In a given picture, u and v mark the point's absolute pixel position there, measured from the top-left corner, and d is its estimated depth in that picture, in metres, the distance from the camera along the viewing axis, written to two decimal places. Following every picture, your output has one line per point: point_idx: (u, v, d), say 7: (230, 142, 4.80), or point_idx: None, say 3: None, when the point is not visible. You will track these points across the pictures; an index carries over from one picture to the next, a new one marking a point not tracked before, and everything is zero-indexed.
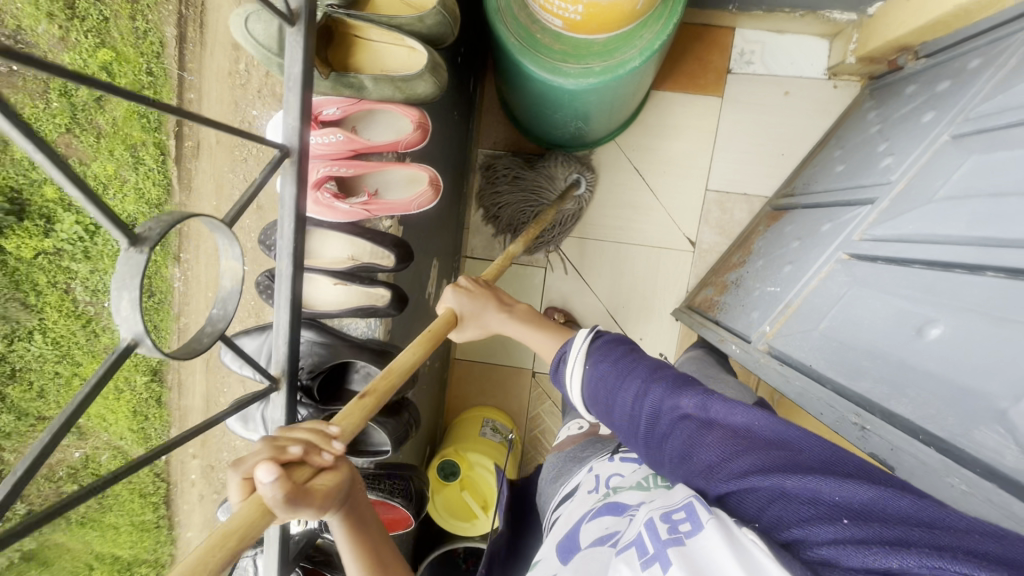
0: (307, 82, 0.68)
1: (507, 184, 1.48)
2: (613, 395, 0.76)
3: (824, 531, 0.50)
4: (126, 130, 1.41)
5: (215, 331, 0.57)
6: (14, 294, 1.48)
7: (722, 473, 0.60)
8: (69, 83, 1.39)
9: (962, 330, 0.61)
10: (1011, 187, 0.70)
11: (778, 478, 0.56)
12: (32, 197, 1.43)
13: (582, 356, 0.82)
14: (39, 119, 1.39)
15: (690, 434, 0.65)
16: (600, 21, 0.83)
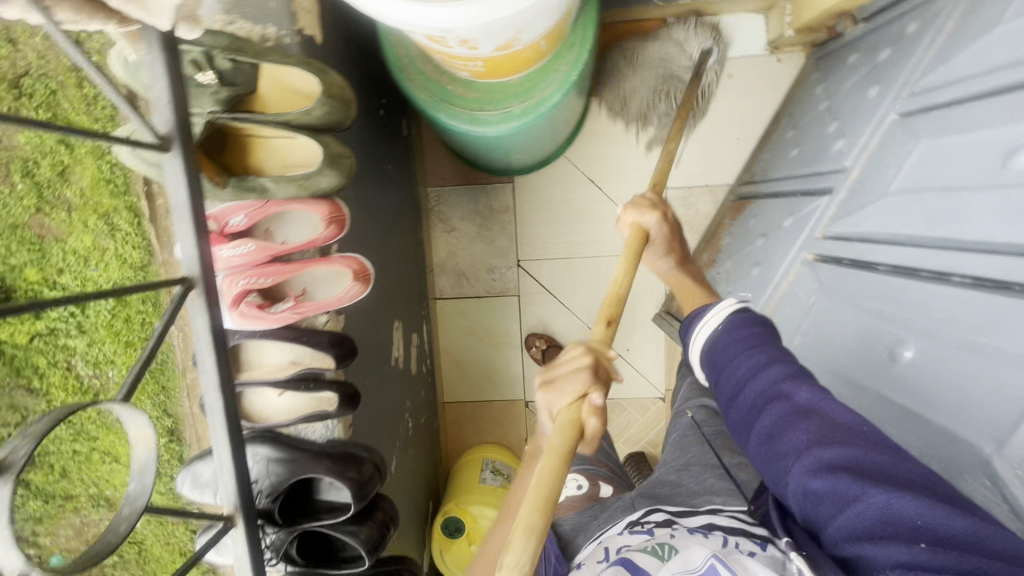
0: (198, 205, 0.63)
1: (630, 64, 1.38)
2: (725, 360, 0.61)
3: (894, 551, 0.40)
4: (96, 199, 1.17)
5: (132, 511, 0.53)
6: (18, 385, 1.21)
7: (804, 461, 0.48)
8: (29, 163, 1.16)
9: (934, 354, 0.57)
10: (962, 181, 0.65)
11: (863, 484, 0.43)
12: (13, 283, 1.18)
13: (717, 316, 0.67)
14: (7, 205, 1.17)
15: (783, 416, 0.51)
16: (506, 67, 0.75)
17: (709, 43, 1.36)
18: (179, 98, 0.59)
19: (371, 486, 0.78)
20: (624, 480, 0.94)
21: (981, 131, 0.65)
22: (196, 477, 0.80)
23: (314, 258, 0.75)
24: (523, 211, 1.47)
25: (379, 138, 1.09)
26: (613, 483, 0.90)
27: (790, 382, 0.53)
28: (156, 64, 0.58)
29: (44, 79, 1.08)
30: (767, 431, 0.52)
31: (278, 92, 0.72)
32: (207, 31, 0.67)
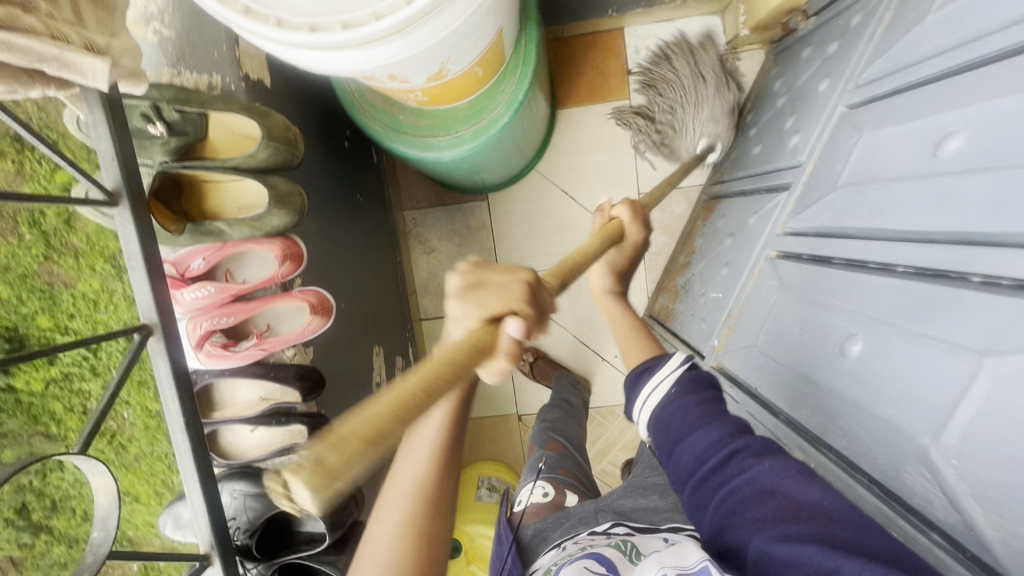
0: (152, 254, 0.65)
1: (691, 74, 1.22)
2: (682, 435, 0.66)
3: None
4: (102, 242, 1.24)
5: (96, 559, 0.54)
6: (36, 430, 1.30)
7: (769, 532, 0.50)
8: (35, 213, 1.22)
9: (877, 346, 0.57)
10: (901, 171, 0.65)
11: (833, 556, 0.45)
12: (30, 332, 1.26)
13: (672, 380, 0.74)
14: (16, 255, 1.23)
15: (746, 493, 0.55)
16: (448, 94, 0.76)
17: (704, 140, 1.23)
18: (124, 154, 0.61)
19: (346, 515, 0.78)
20: (590, 491, 0.93)
21: (916, 121, 0.65)
22: (177, 518, 0.81)
23: (274, 295, 0.77)
24: (500, 227, 1.49)
25: (347, 169, 1.12)
26: (579, 492, 0.89)
27: (750, 456, 0.58)
28: (100, 123, 0.60)
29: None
30: (730, 504, 0.55)
31: (226, 136, 0.75)
32: (153, 85, 0.69)
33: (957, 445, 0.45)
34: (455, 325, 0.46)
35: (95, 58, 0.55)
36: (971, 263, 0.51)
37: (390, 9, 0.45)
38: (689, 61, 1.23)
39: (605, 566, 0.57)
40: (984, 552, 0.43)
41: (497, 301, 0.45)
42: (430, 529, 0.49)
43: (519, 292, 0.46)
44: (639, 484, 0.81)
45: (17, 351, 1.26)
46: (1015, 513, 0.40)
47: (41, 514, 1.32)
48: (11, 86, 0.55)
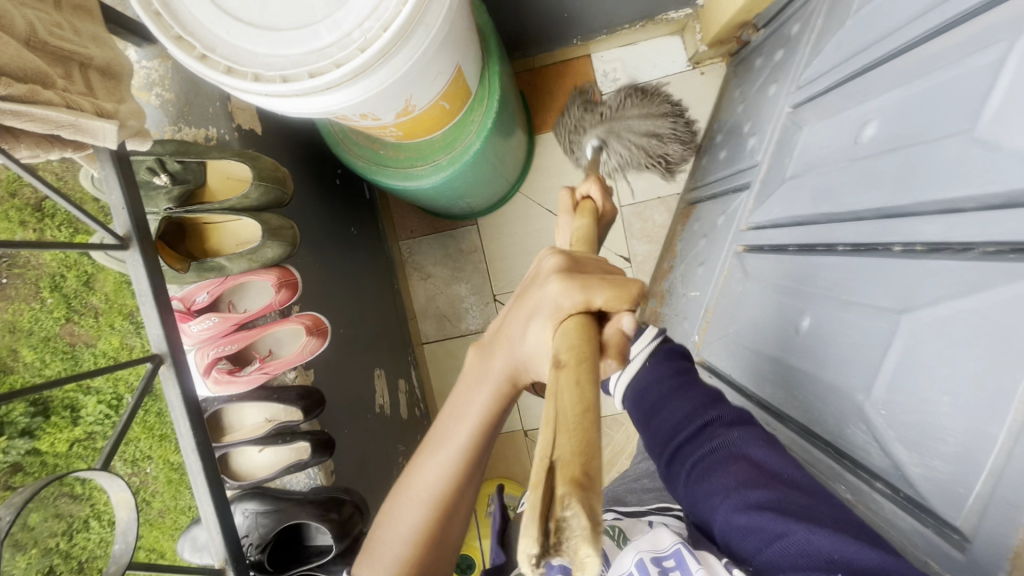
0: (160, 290, 0.71)
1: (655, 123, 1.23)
2: (658, 403, 0.61)
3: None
4: (120, 301, 1.43)
5: (118, 568, 0.59)
6: (62, 492, 1.45)
7: (733, 501, 0.49)
8: (56, 277, 1.41)
9: (823, 319, 0.62)
10: (834, 159, 0.71)
11: (786, 521, 0.44)
12: (54, 392, 1.44)
13: (647, 354, 0.67)
14: (40, 319, 1.41)
15: (713, 460, 0.52)
16: (421, 127, 0.84)
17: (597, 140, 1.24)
18: (133, 203, 0.69)
19: (352, 526, 0.82)
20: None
21: (842, 113, 0.71)
22: (195, 540, 0.86)
23: (274, 321, 0.83)
24: (491, 249, 1.55)
25: (339, 204, 1.19)
26: None
27: (720, 426, 0.55)
28: (112, 180, 0.68)
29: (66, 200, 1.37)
30: (698, 473, 0.53)
31: (222, 180, 0.84)
32: (157, 141, 0.77)
33: (885, 397, 0.49)
34: (541, 331, 0.50)
35: (105, 121, 0.63)
36: (891, 234, 0.55)
37: (349, 59, 0.52)
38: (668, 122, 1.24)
39: (595, 553, 0.58)
40: (913, 492, 0.47)
41: (601, 297, 0.49)
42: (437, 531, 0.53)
43: (633, 288, 0.49)
44: (631, 477, 0.84)
45: (43, 415, 1.44)
46: (931, 448, 0.44)
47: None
48: (34, 152, 0.63)
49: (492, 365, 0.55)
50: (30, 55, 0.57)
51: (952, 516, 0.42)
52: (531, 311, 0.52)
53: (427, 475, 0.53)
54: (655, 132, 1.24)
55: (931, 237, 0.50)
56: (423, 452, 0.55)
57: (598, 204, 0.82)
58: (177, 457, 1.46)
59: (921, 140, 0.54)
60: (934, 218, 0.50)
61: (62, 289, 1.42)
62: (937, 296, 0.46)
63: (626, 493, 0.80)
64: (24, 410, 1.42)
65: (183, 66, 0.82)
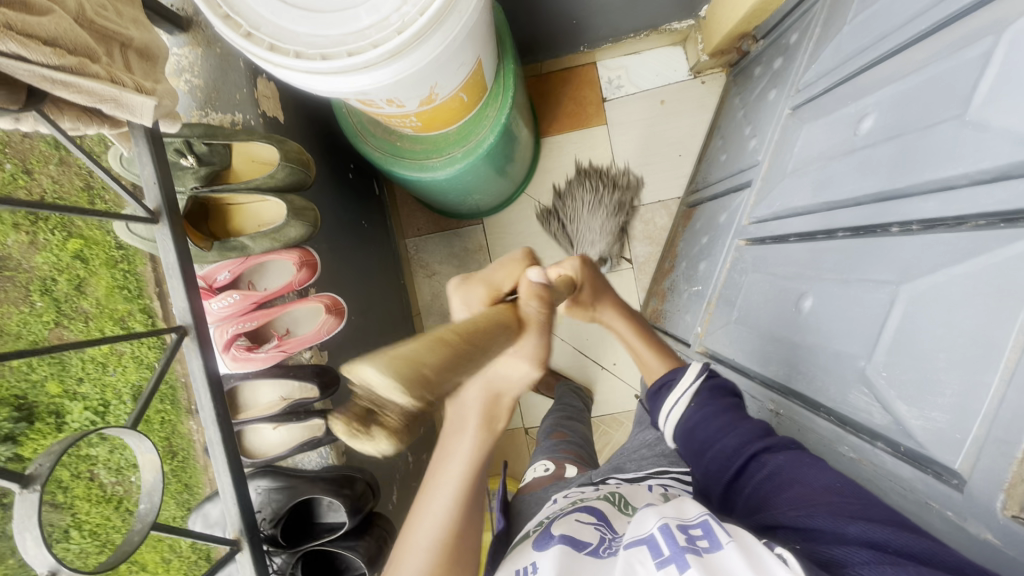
0: (187, 264, 0.74)
1: (616, 204, 1.53)
2: (710, 440, 0.66)
3: (863, 555, 0.44)
4: (111, 306, 1.43)
5: (143, 526, 0.60)
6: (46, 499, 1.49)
7: (790, 512, 0.52)
8: (47, 281, 1.43)
9: (825, 296, 0.66)
10: (833, 152, 0.75)
11: (840, 522, 0.48)
12: (39, 399, 1.45)
13: (690, 393, 0.74)
14: (29, 323, 1.43)
15: (768, 485, 0.57)
16: (440, 119, 0.88)
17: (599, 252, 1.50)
18: (164, 179, 0.71)
19: (365, 501, 0.84)
20: (592, 465, 0.98)
21: (841, 110, 0.76)
22: (207, 517, 0.87)
23: (293, 301, 0.86)
24: (497, 247, 1.58)
25: (351, 196, 1.22)
26: (579, 464, 0.93)
27: (770, 453, 0.59)
28: (145, 155, 0.70)
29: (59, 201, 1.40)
30: (760, 496, 0.57)
31: (247, 163, 0.87)
32: (186, 124, 0.81)
33: (886, 360, 0.53)
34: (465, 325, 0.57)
35: (144, 96, 0.66)
36: (890, 214, 0.59)
37: (386, 39, 0.56)
38: (619, 194, 1.53)
39: (598, 517, 0.60)
40: (912, 444, 0.50)
41: (506, 282, 0.62)
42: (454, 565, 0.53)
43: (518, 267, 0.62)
44: (633, 448, 0.87)
45: (27, 420, 1.44)
46: (930, 401, 0.47)
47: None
48: (76, 125, 0.66)
49: (466, 414, 0.52)
50: (80, 31, 0.60)
51: (950, 461, 0.45)
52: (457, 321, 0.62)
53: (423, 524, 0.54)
54: (615, 204, 1.53)
55: (928, 214, 0.54)
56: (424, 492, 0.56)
57: (571, 273, 0.79)
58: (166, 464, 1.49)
59: (917, 128, 0.58)
60: (931, 196, 0.54)
61: (52, 293, 1.44)
62: (935, 265, 0.50)
63: (627, 461, 0.83)
64: (7, 417, 1.42)
65: (214, 53, 0.85)
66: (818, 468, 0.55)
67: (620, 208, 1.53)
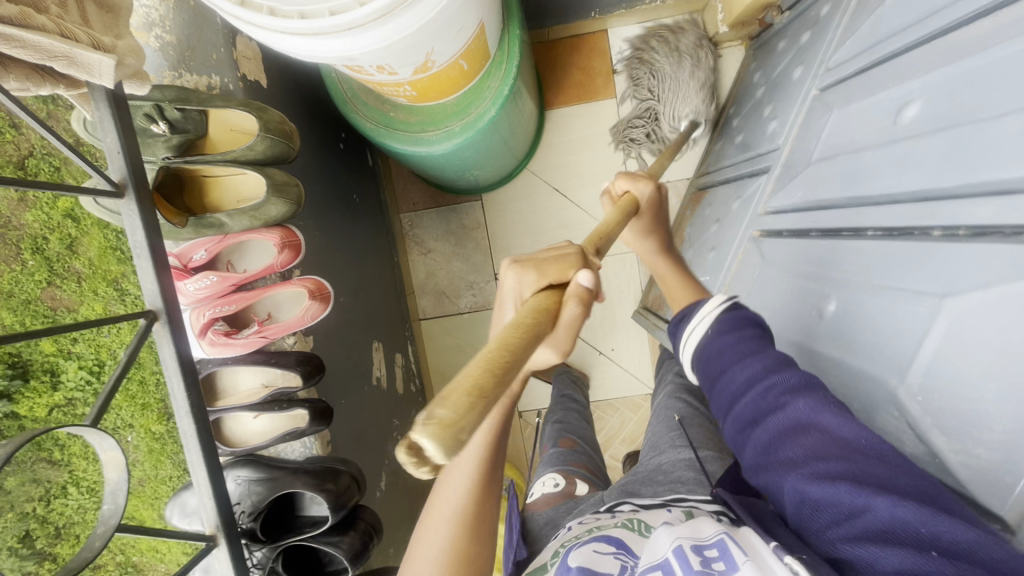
0: (156, 244, 0.67)
1: (671, 58, 1.30)
2: (724, 366, 0.61)
3: (896, 558, 0.39)
4: (104, 267, 1.38)
5: (107, 529, 0.56)
6: (39, 457, 1.47)
7: (803, 471, 0.47)
8: (39, 239, 1.36)
9: (851, 305, 0.61)
10: (867, 141, 0.68)
11: (865, 493, 0.42)
12: (34, 356, 1.40)
13: (708, 321, 0.69)
14: (21, 282, 1.37)
15: (778, 427, 0.50)
16: (437, 88, 0.80)
17: (689, 118, 1.30)
18: (129, 148, 0.64)
19: (349, 496, 0.80)
20: (602, 482, 0.96)
21: (877, 95, 0.69)
22: (184, 506, 0.84)
23: (274, 283, 0.81)
24: (495, 226, 1.51)
25: (342, 169, 1.15)
26: (589, 482, 0.92)
27: (783, 390, 0.53)
28: (107, 119, 0.62)
29: (47, 158, 1.35)
30: (765, 443, 0.51)
31: (225, 133, 0.79)
32: (156, 86, 0.73)
33: (921, 381, 0.50)
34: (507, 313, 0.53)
35: (102, 54, 0.58)
36: (931, 217, 0.53)
37: None
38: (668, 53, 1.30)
39: (616, 544, 0.54)
40: (949, 480, 0.48)
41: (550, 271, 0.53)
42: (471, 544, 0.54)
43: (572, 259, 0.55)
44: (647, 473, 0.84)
45: (22, 377, 1.40)
46: (974, 437, 0.45)
47: (45, 542, 1.52)
48: (23, 84, 0.59)
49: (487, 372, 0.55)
50: None
51: (996, 506, 0.43)
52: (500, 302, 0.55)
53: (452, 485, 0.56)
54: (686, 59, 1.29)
55: (977, 221, 0.48)
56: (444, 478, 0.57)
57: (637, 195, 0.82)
58: (159, 426, 1.46)
59: (972, 119, 0.51)
60: (983, 201, 0.48)
61: (44, 252, 1.38)
62: (983, 281, 0.45)
63: (640, 486, 0.80)
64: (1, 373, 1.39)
65: (186, 5, 0.77)
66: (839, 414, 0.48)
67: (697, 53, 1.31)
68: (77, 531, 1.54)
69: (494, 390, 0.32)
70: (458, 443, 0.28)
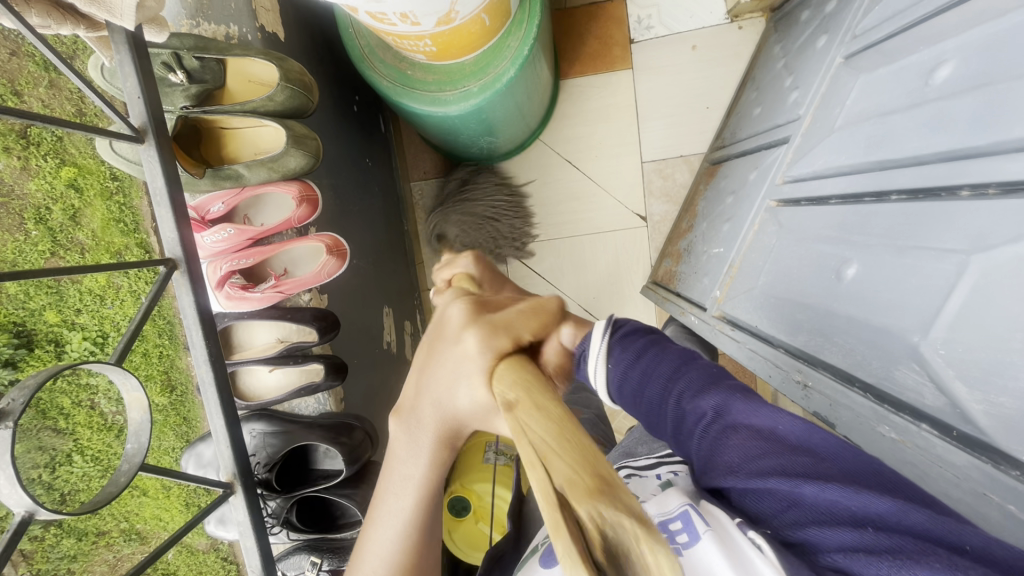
0: (175, 189, 0.66)
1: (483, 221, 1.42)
2: (641, 390, 0.59)
3: (841, 537, 0.42)
4: (107, 239, 1.36)
5: (131, 467, 0.57)
6: (44, 425, 1.44)
7: (741, 474, 0.48)
8: (41, 209, 1.35)
9: (873, 266, 0.61)
10: (894, 105, 0.67)
11: (794, 482, 0.45)
12: (38, 326, 1.40)
13: (603, 352, 0.62)
14: (23, 251, 1.37)
15: (712, 432, 0.51)
16: (456, 44, 0.79)
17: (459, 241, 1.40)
18: (149, 93, 0.62)
19: (362, 451, 0.82)
20: (607, 447, 0.99)
21: (908, 57, 0.67)
22: (200, 457, 0.88)
23: (291, 239, 0.82)
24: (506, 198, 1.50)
25: (356, 131, 1.13)
26: (595, 449, 0.95)
27: (694, 394, 0.54)
28: (127, 62, 0.61)
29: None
30: (703, 452, 0.52)
31: (244, 84, 0.79)
32: (174, 34, 0.73)
33: (945, 336, 0.51)
34: (474, 387, 0.44)
35: None
36: (959, 175, 0.53)
37: None
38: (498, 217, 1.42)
39: None
40: (971, 429, 0.49)
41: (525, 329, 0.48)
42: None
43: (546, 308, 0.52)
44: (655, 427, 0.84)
45: (26, 347, 1.39)
46: (998, 386, 0.46)
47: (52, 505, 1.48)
48: (45, 21, 0.58)
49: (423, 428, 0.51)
50: None
51: (1018, 452, 0.45)
52: (453, 371, 0.46)
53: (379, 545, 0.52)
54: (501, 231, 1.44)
55: (1011, 176, 0.47)
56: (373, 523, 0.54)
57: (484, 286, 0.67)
58: (162, 397, 1.44)
59: (1009, 77, 0.50)
60: (1017, 156, 0.47)
61: (46, 222, 1.37)
62: (1015, 234, 0.45)
63: (637, 446, 0.83)
64: (6, 342, 1.37)
65: None
66: (758, 409, 0.50)
67: (518, 209, 1.45)
68: (82, 498, 1.47)
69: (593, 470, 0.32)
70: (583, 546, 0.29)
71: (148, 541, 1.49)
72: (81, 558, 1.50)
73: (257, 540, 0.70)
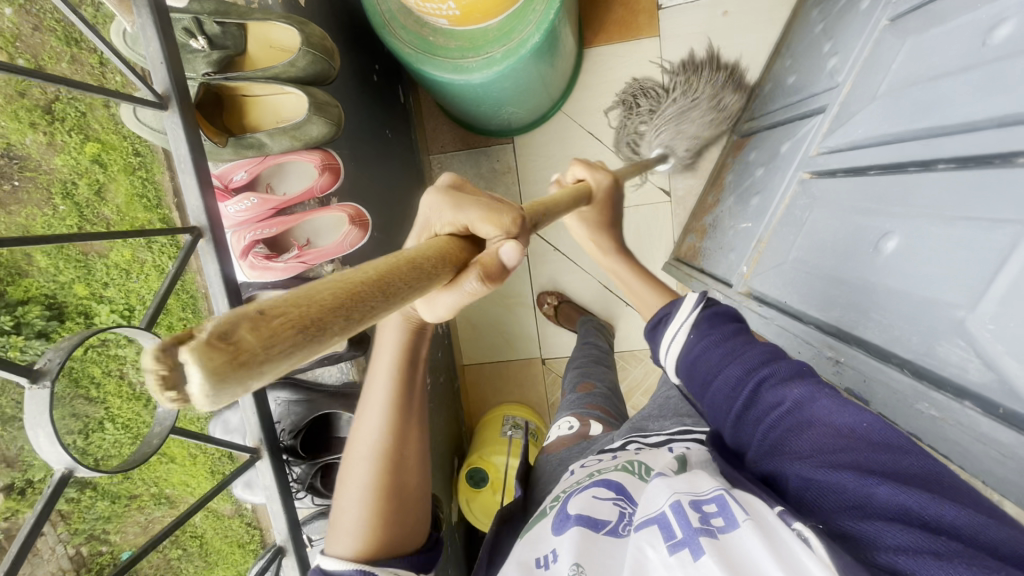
0: (198, 157, 0.65)
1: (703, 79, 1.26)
2: (715, 369, 0.63)
3: (898, 535, 0.39)
4: (131, 215, 1.38)
5: (162, 430, 0.58)
6: (77, 392, 1.46)
7: (809, 461, 0.48)
8: (68, 184, 1.37)
9: (914, 238, 0.59)
10: (945, 68, 0.62)
11: (869, 481, 0.43)
12: (68, 299, 1.42)
13: (685, 328, 0.70)
14: (53, 226, 1.38)
15: (785, 425, 0.52)
16: (479, 9, 0.79)
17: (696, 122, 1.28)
18: (171, 58, 0.61)
19: None
20: (618, 420, 0.97)
21: (963, 17, 0.62)
22: (225, 424, 0.90)
23: (314, 208, 0.83)
24: (527, 170, 1.47)
25: (376, 101, 1.12)
26: (606, 422, 0.93)
27: (777, 384, 0.55)
28: (148, 26, 0.60)
29: None
30: (773, 440, 0.52)
31: (265, 50, 0.78)
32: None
33: (993, 311, 0.49)
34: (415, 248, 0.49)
35: None
36: (1015, 143, 0.50)
37: None
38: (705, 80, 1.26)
39: (615, 489, 0.55)
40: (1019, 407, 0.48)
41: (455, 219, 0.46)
42: (394, 478, 0.61)
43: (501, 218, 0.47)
44: (654, 408, 0.84)
45: (58, 319, 1.42)
46: None
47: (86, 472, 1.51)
48: None
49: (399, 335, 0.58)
50: None
51: None
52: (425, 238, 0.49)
53: (371, 420, 0.61)
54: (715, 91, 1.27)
55: None
56: (362, 409, 0.62)
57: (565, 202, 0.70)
58: None
59: None
60: None
61: (74, 197, 1.39)
62: None
63: (648, 422, 0.78)
64: (38, 314, 1.39)
65: None
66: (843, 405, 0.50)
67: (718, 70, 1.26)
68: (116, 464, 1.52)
69: (346, 316, 0.27)
70: (240, 360, 0.21)
71: (179, 504, 1.55)
72: (115, 520, 1.55)
73: (281, 503, 0.71)
